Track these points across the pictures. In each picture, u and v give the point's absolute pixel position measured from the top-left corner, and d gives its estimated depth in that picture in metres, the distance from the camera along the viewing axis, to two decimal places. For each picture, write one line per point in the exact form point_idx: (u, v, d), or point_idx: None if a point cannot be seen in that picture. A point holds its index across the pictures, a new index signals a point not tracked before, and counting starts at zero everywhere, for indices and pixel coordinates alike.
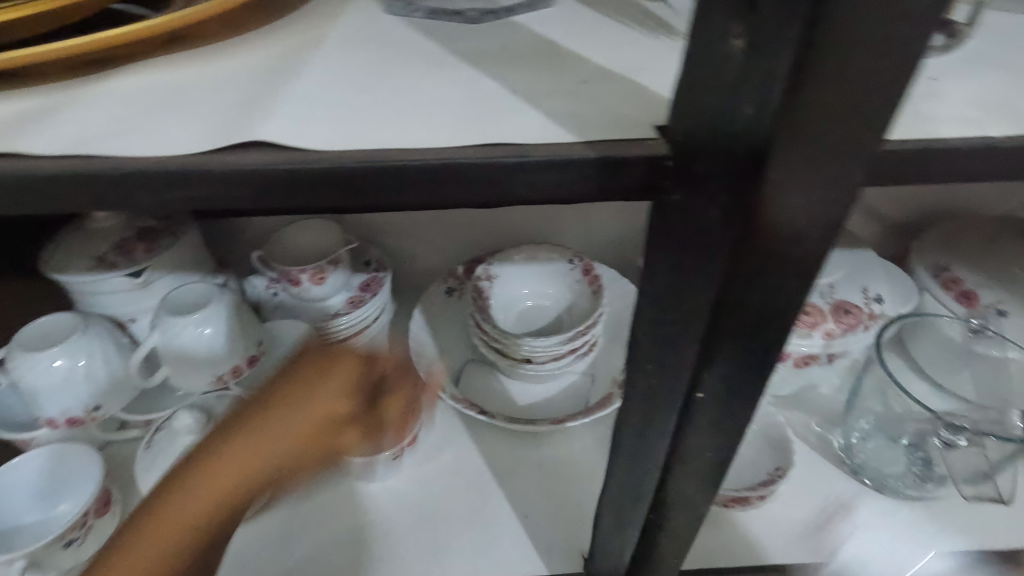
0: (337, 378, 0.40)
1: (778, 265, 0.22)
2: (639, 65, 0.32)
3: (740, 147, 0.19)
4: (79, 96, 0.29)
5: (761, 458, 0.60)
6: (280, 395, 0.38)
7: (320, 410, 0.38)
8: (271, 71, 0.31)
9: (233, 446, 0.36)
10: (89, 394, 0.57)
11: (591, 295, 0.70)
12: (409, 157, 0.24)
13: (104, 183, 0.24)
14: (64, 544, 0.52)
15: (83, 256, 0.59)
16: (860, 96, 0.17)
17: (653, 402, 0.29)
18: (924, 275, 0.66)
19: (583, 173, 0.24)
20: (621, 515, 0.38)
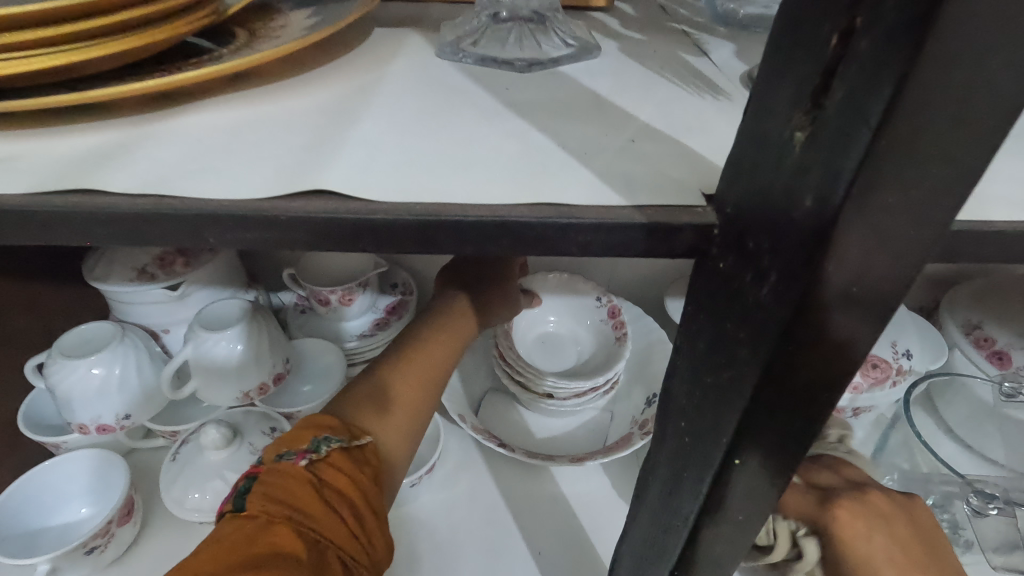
0: (428, 331, 0.51)
1: (833, 344, 0.21)
2: (687, 126, 0.32)
3: (794, 233, 0.19)
4: (154, 133, 0.30)
5: None
6: (385, 356, 0.48)
7: (420, 346, 0.50)
8: (332, 116, 0.32)
9: (359, 388, 0.45)
10: (121, 402, 0.59)
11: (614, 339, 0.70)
12: (465, 212, 0.25)
13: (175, 221, 0.25)
14: (86, 552, 0.52)
15: (125, 267, 0.61)
16: (922, 182, 0.17)
17: (685, 461, 0.29)
18: (956, 332, 0.66)
19: (632, 236, 0.25)
20: (643, 570, 0.37)
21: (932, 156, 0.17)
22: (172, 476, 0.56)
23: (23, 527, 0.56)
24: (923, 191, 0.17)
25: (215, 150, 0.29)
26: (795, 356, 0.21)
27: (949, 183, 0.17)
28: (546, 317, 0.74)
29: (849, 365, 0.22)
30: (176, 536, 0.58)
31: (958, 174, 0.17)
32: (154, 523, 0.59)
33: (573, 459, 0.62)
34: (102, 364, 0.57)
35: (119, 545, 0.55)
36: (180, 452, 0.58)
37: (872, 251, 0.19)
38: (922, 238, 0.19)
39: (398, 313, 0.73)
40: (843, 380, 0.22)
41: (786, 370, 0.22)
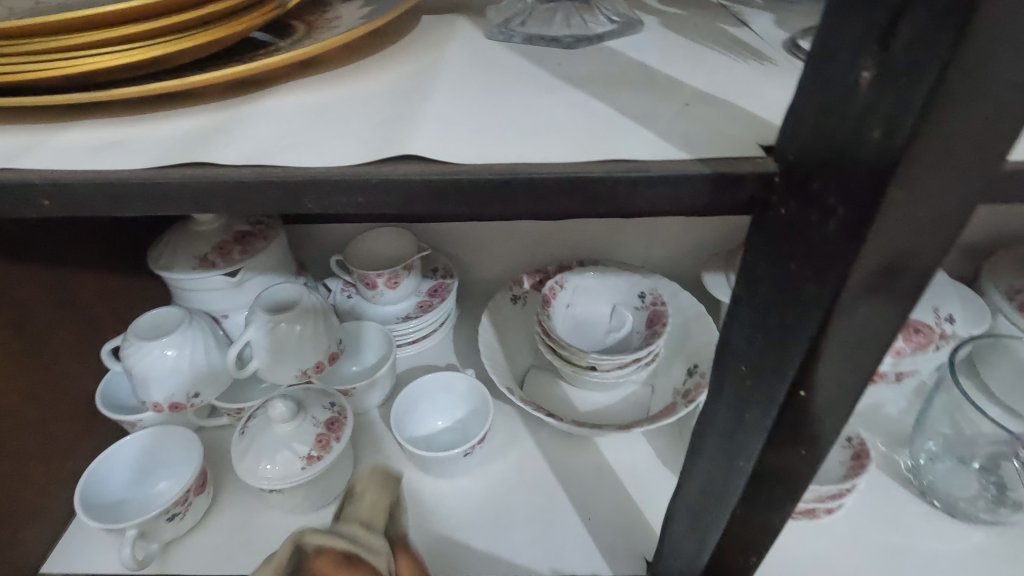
0: None
1: (887, 286, 0.23)
2: (736, 90, 0.34)
3: (862, 167, 0.21)
4: (245, 114, 0.33)
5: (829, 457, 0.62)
6: None
7: None
8: (402, 94, 0.34)
9: None
10: (190, 381, 0.63)
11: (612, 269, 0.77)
12: (541, 170, 0.27)
13: (277, 188, 0.28)
14: (168, 518, 0.57)
15: (188, 256, 0.65)
16: (986, 112, 0.19)
17: (746, 403, 0.31)
18: (999, 298, 0.66)
19: (697, 187, 0.27)
20: (701, 516, 0.39)
21: (990, 96, 0.18)
22: (243, 449, 0.59)
23: (109, 497, 0.60)
24: (987, 118, 0.19)
25: (304, 127, 0.31)
26: (855, 295, 0.23)
27: (1000, 125, 0.19)
28: (568, 308, 0.75)
29: (902, 309, 0.24)
30: (249, 505, 0.62)
31: (1008, 119, 0.19)
32: (226, 494, 0.63)
33: (620, 427, 0.64)
34: (174, 346, 0.61)
35: (195, 513, 0.60)
36: (248, 426, 0.61)
37: (926, 194, 0.21)
38: (972, 182, 0.21)
39: (441, 295, 0.77)
40: (896, 323, 0.24)
41: (848, 306, 0.24)
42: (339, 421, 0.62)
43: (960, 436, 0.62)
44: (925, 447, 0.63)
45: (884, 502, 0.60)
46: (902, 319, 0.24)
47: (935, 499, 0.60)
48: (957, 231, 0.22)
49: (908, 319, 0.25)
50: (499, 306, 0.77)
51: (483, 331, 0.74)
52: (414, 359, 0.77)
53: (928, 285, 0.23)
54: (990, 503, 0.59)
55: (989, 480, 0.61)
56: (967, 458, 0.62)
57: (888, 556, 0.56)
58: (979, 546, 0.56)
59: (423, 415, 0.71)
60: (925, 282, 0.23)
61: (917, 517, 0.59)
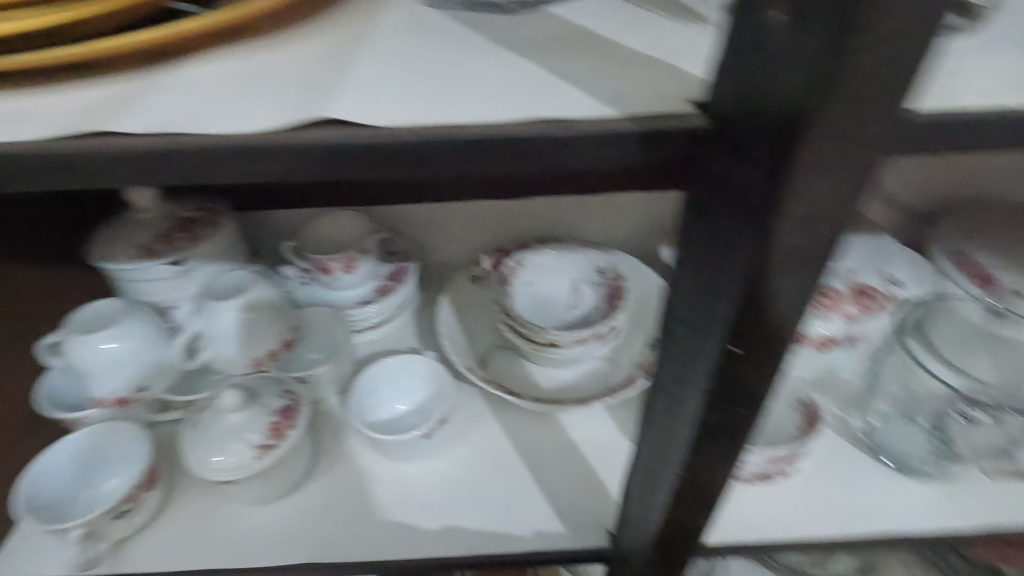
0: None
1: (804, 240, 0.24)
2: (675, 50, 0.33)
3: (776, 111, 0.21)
4: (162, 82, 0.31)
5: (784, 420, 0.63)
6: None
7: None
8: (327, 60, 0.33)
9: None
10: (137, 374, 0.60)
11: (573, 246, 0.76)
12: (467, 131, 0.26)
13: (190, 158, 0.27)
14: (116, 516, 0.56)
15: (129, 245, 0.62)
16: (887, 50, 0.19)
17: (686, 366, 0.31)
18: (943, 261, 0.67)
19: (627, 144, 0.26)
20: (652, 480, 0.39)
21: (889, 40, 0.19)
22: (195, 440, 0.58)
23: (55, 496, 0.59)
24: (889, 56, 0.20)
25: (222, 93, 0.30)
26: (776, 248, 0.24)
27: (899, 79, 0.20)
28: (528, 284, 0.74)
29: (818, 263, 0.25)
30: (203, 498, 0.61)
31: (905, 72, 0.20)
32: (180, 488, 0.62)
33: (579, 401, 0.67)
34: (117, 338, 0.58)
35: (146, 509, 0.58)
36: (200, 417, 0.59)
37: (836, 147, 0.22)
38: (876, 138, 0.22)
39: (400, 278, 0.74)
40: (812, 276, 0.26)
41: (771, 253, 0.25)
42: (293, 408, 0.61)
43: (909, 396, 0.65)
44: (877, 408, 0.65)
45: (839, 463, 0.61)
46: (817, 273, 0.26)
47: (887, 459, 0.61)
48: (868, 172, 0.23)
49: (822, 273, 0.26)
50: (459, 287, 0.77)
51: (442, 314, 0.74)
52: (375, 343, 0.76)
53: (838, 240, 0.25)
54: (937, 459, 0.61)
55: (937, 436, 0.63)
56: (914, 415, 0.64)
57: (839, 513, 0.58)
58: (925, 499, 0.59)
59: (384, 399, 0.70)
60: (835, 237, 0.25)
61: (866, 475, 0.61)
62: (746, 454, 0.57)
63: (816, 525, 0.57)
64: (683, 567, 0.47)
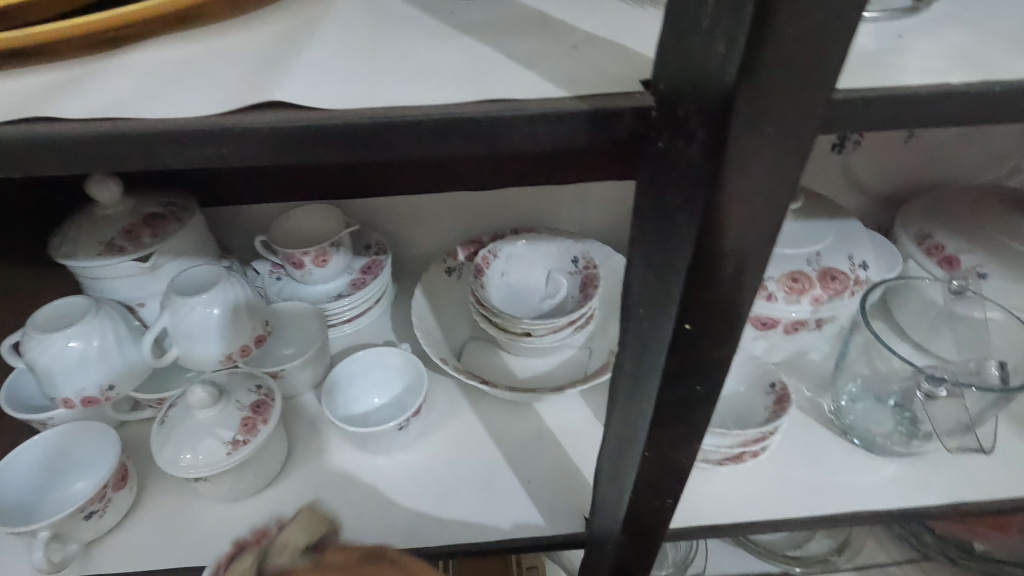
0: None
1: (752, 218, 0.24)
2: (628, 32, 0.33)
3: (712, 87, 0.21)
4: (106, 69, 0.30)
5: (755, 403, 0.64)
6: None
7: None
8: (279, 46, 0.32)
9: None
10: (104, 373, 0.59)
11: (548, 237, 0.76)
12: (415, 113, 0.26)
13: (132, 143, 0.26)
14: (84, 517, 0.55)
15: (92, 242, 0.61)
16: (819, 21, 0.19)
17: (645, 345, 0.31)
18: (909, 244, 0.68)
19: (576, 124, 0.26)
20: (620, 463, 0.40)
21: (821, 11, 0.19)
22: (163, 438, 0.57)
23: (17, 499, 0.57)
24: (821, 28, 0.19)
25: (167, 79, 0.29)
26: (722, 225, 0.24)
27: (834, 48, 0.20)
28: (502, 274, 0.74)
29: (765, 242, 0.25)
30: (176, 497, 0.60)
31: (840, 42, 0.20)
32: (151, 487, 0.61)
33: (553, 390, 0.65)
34: (80, 336, 0.57)
35: (116, 509, 0.57)
36: (168, 416, 0.58)
37: (774, 123, 0.21)
38: (816, 112, 0.22)
39: (374, 271, 0.75)
40: (761, 254, 0.25)
41: (715, 236, 0.24)
42: (265, 403, 0.60)
43: (877, 375, 0.67)
44: (845, 389, 0.67)
45: (808, 442, 0.63)
46: (766, 250, 0.25)
47: (854, 437, 0.63)
48: (809, 150, 0.23)
49: (770, 251, 0.26)
50: (433, 279, 0.76)
51: (416, 305, 0.73)
52: (349, 337, 0.76)
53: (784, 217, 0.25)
54: (904, 436, 0.63)
55: (903, 416, 0.64)
56: (884, 396, 0.66)
57: (808, 492, 0.59)
58: (891, 476, 0.60)
59: (359, 392, 0.70)
60: (781, 214, 0.24)
61: (836, 455, 0.62)
62: (718, 437, 0.58)
63: (787, 504, 0.58)
64: (655, 548, 0.47)
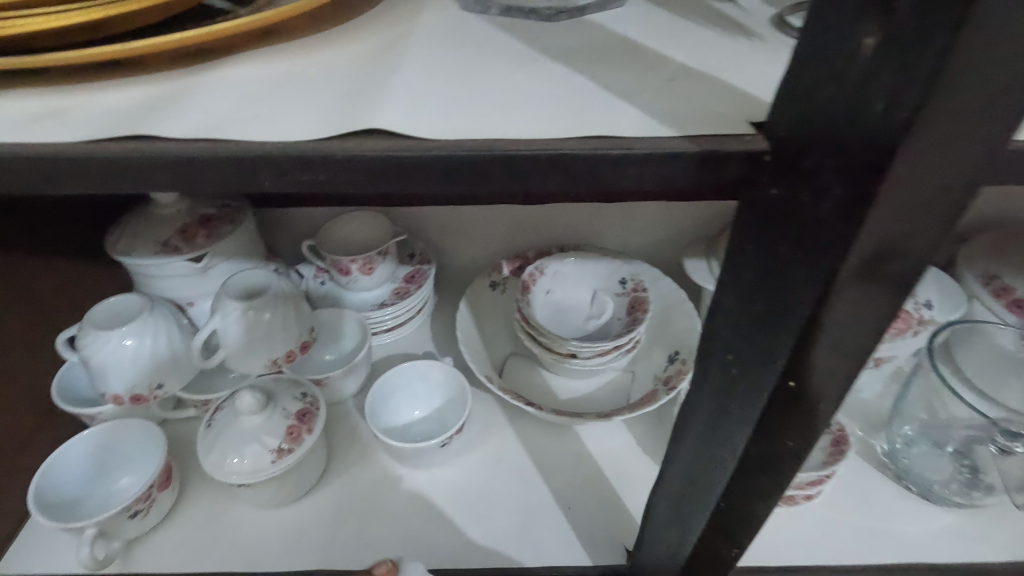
0: None
1: (883, 274, 0.23)
2: (724, 65, 0.32)
3: (858, 143, 0.20)
4: (200, 84, 0.30)
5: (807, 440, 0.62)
6: None
7: None
8: (367, 66, 0.32)
9: None
10: (153, 371, 0.60)
11: (598, 256, 0.75)
12: (516, 148, 0.25)
13: (229, 166, 0.26)
14: (130, 516, 0.55)
15: (149, 240, 0.62)
16: (988, 83, 0.18)
17: (732, 394, 0.30)
18: (974, 283, 0.66)
19: (683, 165, 0.25)
20: (684, 506, 0.38)
21: (994, 73, 0.18)
22: (209, 442, 0.57)
23: (67, 494, 0.58)
24: (991, 90, 0.18)
25: (261, 98, 0.29)
26: (847, 281, 0.23)
27: (1001, 108, 0.18)
28: (548, 291, 0.73)
29: (892, 298, 0.24)
30: (217, 500, 0.61)
31: (1009, 102, 0.18)
32: (193, 488, 0.62)
33: (601, 416, 0.63)
34: (135, 333, 0.58)
35: (159, 509, 0.58)
36: (215, 419, 0.59)
37: (924, 183, 0.20)
38: (969, 173, 0.20)
39: (418, 281, 0.75)
40: (882, 312, 0.24)
41: (840, 292, 0.23)
42: (311, 412, 0.60)
43: (936, 421, 0.64)
44: (901, 432, 0.64)
45: (862, 487, 0.60)
46: (892, 307, 0.24)
47: (910, 483, 0.60)
48: (955, 209, 0.21)
49: (894, 309, 0.24)
50: (478, 292, 0.76)
51: (460, 318, 0.72)
52: (390, 347, 0.75)
53: (916, 276, 0.23)
54: (963, 486, 0.60)
55: (962, 463, 0.61)
56: (942, 442, 0.63)
57: (863, 540, 0.56)
58: (953, 529, 0.57)
59: (399, 404, 0.69)
60: (912, 272, 0.23)
61: (892, 501, 0.59)
62: None
63: (841, 552, 0.55)
64: None
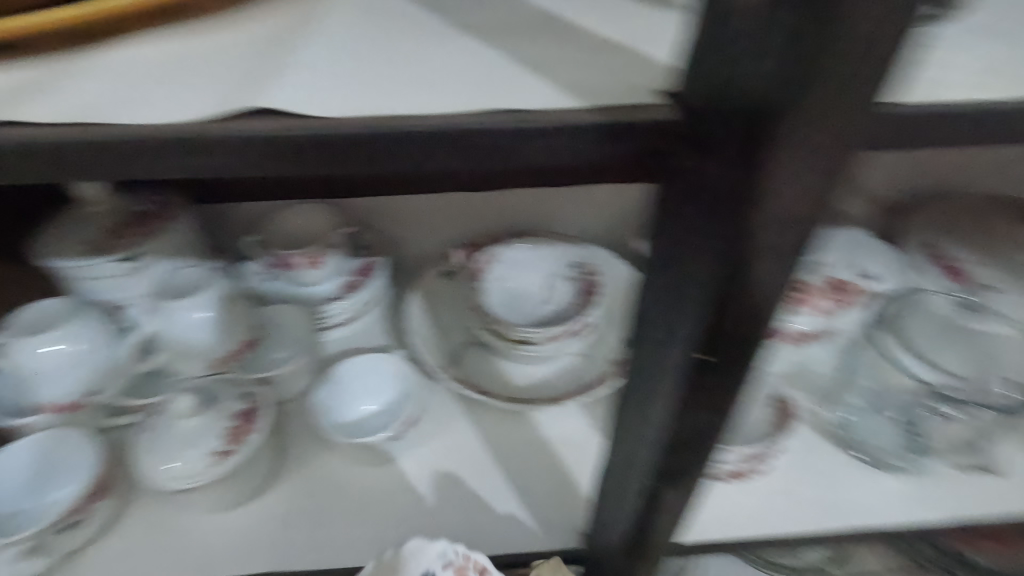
0: None
1: (779, 238, 0.24)
2: (650, 30, 0.31)
3: (740, 111, 0.21)
4: (90, 66, 0.28)
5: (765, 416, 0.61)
6: None
7: None
8: (268, 42, 0.30)
9: None
10: (88, 377, 0.57)
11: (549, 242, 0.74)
12: (409, 122, 0.25)
13: (108, 150, 0.25)
14: (60, 529, 0.54)
15: (76, 242, 0.58)
16: (856, 45, 0.19)
17: (654, 371, 0.31)
18: (916, 255, 0.66)
19: (588, 138, 0.25)
20: (624, 481, 0.39)
21: (861, 36, 0.19)
22: (149, 444, 0.56)
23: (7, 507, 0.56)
24: (859, 54, 0.19)
25: (153, 79, 0.27)
26: (743, 243, 0.24)
27: (870, 71, 0.20)
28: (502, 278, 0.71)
29: (790, 262, 0.25)
30: (162, 507, 0.59)
31: (877, 65, 0.20)
32: (136, 497, 0.60)
33: (550, 400, 0.65)
34: (62, 339, 0.55)
35: (98, 519, 0.56)
36: (153, 422, 0.57)
37: (808, 146, 0.21)
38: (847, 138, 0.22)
39: (370, 273, 0.70)
40: (784, 281, 0.25)
41: (740, 255, 0.24)
42: (254, 411, 0.59)
43: (884, 390, 0.64)
44: (851, 402, 0.64)
45: (817, 462, 0.61)
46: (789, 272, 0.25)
47: (860, 453, 0.61)
48: (838, 175, 0.23)
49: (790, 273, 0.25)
50: (430, 283, 0.75)
51: (413, 314, 0.72)
52: (342, 342, 0.72)
53: (808, 239, 0.24)
54: (904, 448, 0.61)
55: (908, 430, 0.62)
56: (888, 409, 0.64)
57: (810, 510, 0.58)
58: (895, 495, 0.59)
59: (351, 400, 0.67)
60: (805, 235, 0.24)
61: (843, 471, 0.60)
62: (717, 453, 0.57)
63: (785, 522, 0.57)
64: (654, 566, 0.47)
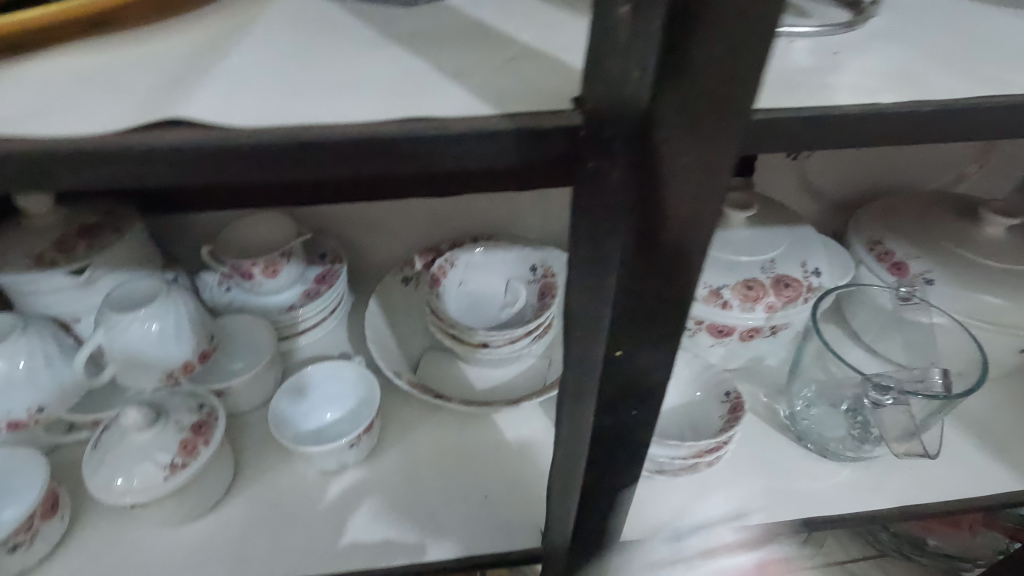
0: None
1: (679, 226, 0.26)
2: (569, 42, 0.32)
3: (629, 112, 0.22)
4: (11, 78, 0.28)
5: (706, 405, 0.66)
6: None
7: None
8: (195, 54, 0.30)
9: None
10: (33, 394, 0.56)
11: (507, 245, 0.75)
12: (326, 131, 0.25)
13: (14, 163, 0.24)
14: (8, 550, 0.52)
15: (19, 253, 0.57)
16: (725, 47, 0.21)
17: (585, 367, 0.32)
18: (860, 249, 0.68)
19: (505, 143, 0.25)
20: (569, 478, 0.40)
21: (730, 37, 0.20)
22: (95, 464, 0.54)
23: None
24: (730, 54, 0.21)
25: (73, 91, 0.27)
26: (646, 235, 0.26)
27: (744, 69, 0.21)
28: (462, 283, 0.73)
29: (695, 249, 0.27)
30: (116, 524, 0.58)
31: (751, 64, 0.21)
32: (88, 514, 0.58)
33: (509, 402, 0.65)
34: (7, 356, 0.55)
35: (46, 539, 0.54)
36: (101, 440, 0.56)
37: (694, 139, 0.23)
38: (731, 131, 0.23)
39: (329, 281, 0.71)
40: (691, 265, 0.27)
41: (644, 245, 0.26)
42: (207, 424, 0.58)
43: (831, 381, 0.67)
44: (801, 394, 0.68)
45: (765, 452, 0.63)
46: (696, 257, 0.27)
47: (809, 443, 0.64)
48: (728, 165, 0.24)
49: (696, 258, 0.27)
50: (389, 290, 0.75)
51: (369, 319, 0.71)
52: (304, 350, 0.73)
53: (709, 227, 0.26)
54: (855, 441, 0.63)
55: (856, 420, 0.65)
56: (837, 401, 0.67)
57: (763, 501, 0.59)
58: (846, 483, 0.61)
59: (312, 407, 0.67)
60: (705, 223, 0.26)
61: (793, 461, 0.62)
62: (669, 448, 0.58)
63: (741, 513, 0.58)
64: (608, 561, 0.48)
